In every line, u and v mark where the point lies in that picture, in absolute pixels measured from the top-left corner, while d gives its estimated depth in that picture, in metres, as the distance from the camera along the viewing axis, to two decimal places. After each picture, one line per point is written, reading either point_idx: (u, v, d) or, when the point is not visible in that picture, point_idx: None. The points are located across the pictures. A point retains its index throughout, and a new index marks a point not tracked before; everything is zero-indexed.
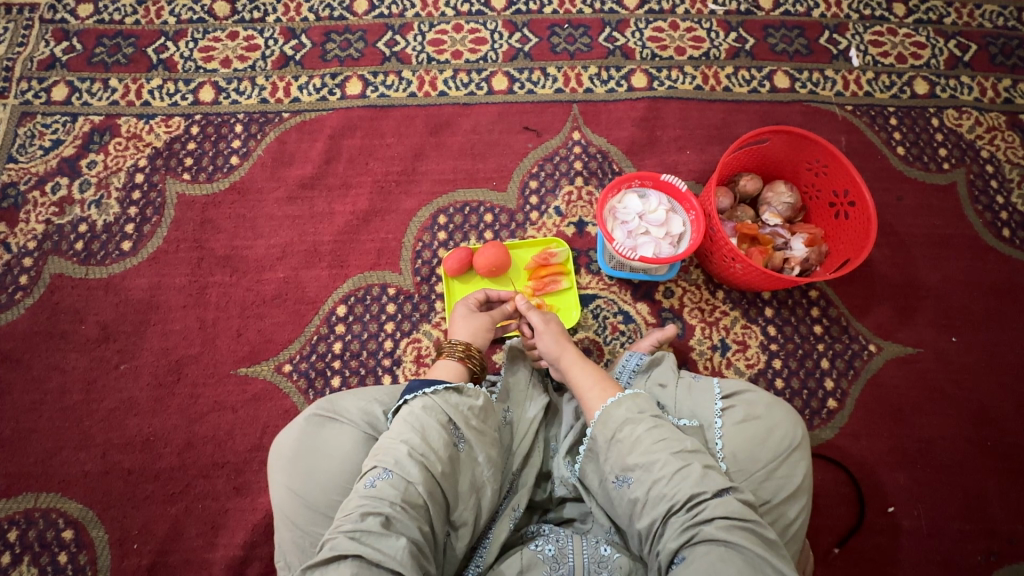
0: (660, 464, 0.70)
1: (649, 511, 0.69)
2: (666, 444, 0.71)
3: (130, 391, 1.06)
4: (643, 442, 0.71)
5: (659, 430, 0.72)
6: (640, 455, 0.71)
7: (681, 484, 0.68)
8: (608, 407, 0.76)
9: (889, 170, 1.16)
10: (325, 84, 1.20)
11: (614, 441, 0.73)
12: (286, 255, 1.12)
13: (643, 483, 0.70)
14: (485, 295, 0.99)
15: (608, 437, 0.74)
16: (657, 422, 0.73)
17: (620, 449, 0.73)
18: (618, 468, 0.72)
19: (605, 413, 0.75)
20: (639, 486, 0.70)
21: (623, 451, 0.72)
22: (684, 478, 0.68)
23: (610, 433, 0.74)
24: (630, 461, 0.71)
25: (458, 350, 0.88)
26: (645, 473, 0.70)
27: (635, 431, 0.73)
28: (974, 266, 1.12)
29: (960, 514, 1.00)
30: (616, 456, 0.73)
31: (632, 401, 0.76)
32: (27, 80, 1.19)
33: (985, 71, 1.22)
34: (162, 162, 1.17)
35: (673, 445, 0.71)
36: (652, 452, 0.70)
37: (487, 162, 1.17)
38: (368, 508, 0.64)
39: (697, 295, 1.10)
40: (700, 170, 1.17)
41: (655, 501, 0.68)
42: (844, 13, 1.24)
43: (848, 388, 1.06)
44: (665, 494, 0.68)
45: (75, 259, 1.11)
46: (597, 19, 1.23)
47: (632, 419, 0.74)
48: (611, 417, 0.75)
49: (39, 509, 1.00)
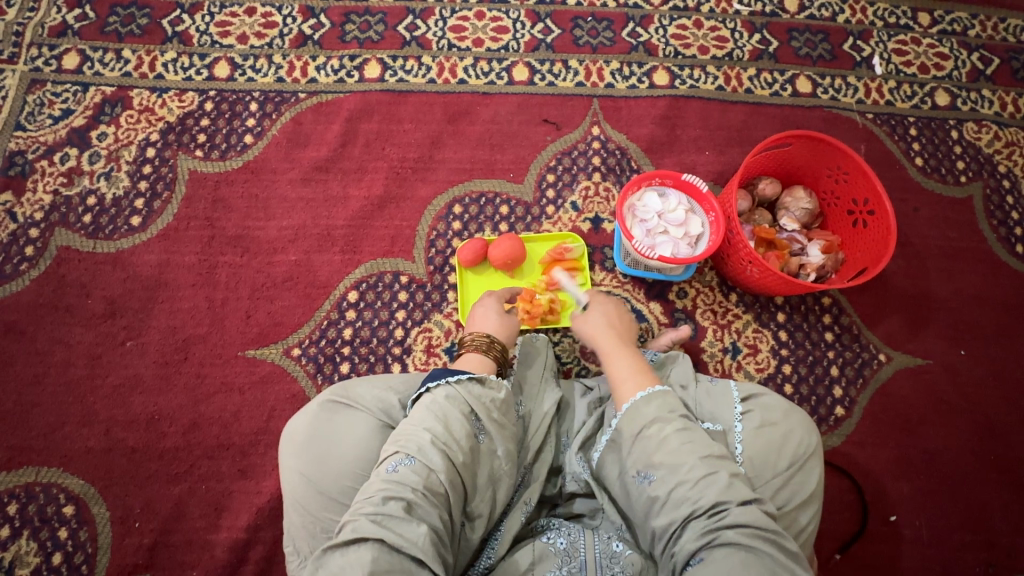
0: (685, 467, 0.69)
1: (669, 511, 0.69)
2: (693, 447, 0.71)
3: (136, 368, 1.05)
4: (669, 441, 0.72)
5: (686, 432, 0.72)
6: (665, 455, 0.71)
7: (705, 489, 0.67)
8: (637, 402, 0.76)
9: (907, 181, 1.16)
10: (343, 65, 1.18)
11: (640, 436, 0.74)
12: (299, 238, 1.11)
13: (666, 483, 0.70)
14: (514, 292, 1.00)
15: (634, 432, 0.74)
16: (686, 424, 0.73)
17: (645, 446, 0.73)
18: (641, 464, 0.72)
19: (633, 408, 0.76)
20: (661, 485, 0.70)
21: (649, 449, 0.72)
22: (709, 484, 0.68)
23: (636, 429, 0.74)
24: (654, 459, 0.72)
25: (492, 348, 0.87)
26: (670, 473, 0.70)
27: (663, 430, 0.73)
28: (987, 281, 1.12)
29: (961, 525, 1.01)
30: (639, 452, 0.73)
31: (663, 399, 0.76)
32: (37, 47, 1.17)
33: (1006, 86, 1.22)
34: (175, 137, 1.15)
35: (701, 450, 0.71)
36: (679, 454, 0.71)
37: (506, 153, 1.16)
38: (390, 492, 0.63)
39: (710, 297, 1.10)
40: (719, 171, 1.16)
41: (677, 502, 0.68)
42: (869, 20, 1.24)
43: (856, 396, 1.06)
44: (688, 496, 0.68)
45: (83, 233, 1.10)
46: (621, 14, 1.22)
47: (660, 418, 0.74)
48: (639, 412, 0.75)
49: (39, 484, 0.99)
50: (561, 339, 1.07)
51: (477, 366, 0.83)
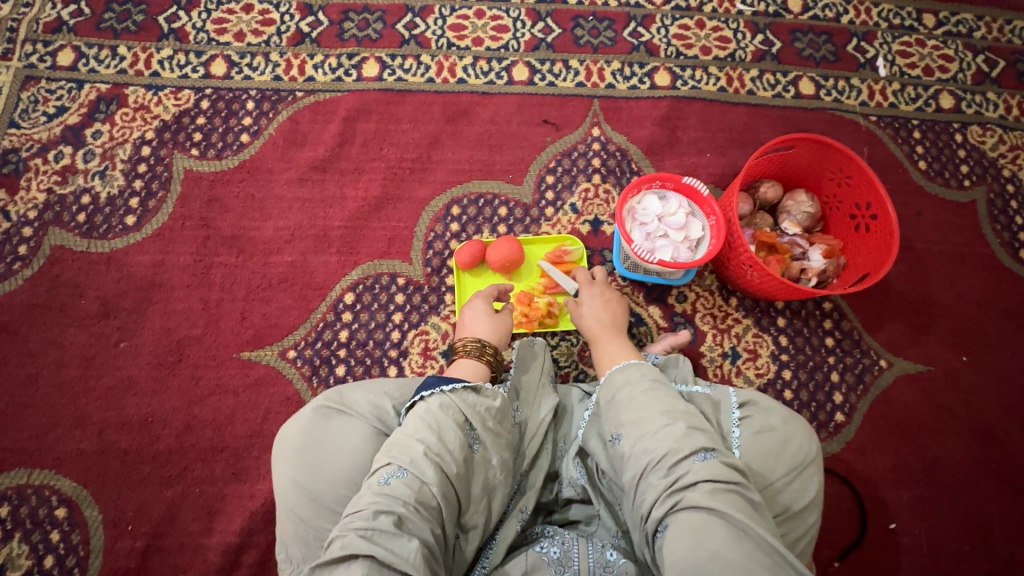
0: (647, 422, 0.71)
1: (632, 465, 0.70)
2: (657, 404, 0.73)
3: (130, 369, 1.04)
4: (637, 401, 0.74)
5: (653, 392, 0.75)
6: (632, 413, 0.73)
7: (661, 440, 0.69)
8: (613, 372, 0.80)
9: (910, 184, 1.15)
10: (341, 64, 1.17)
11: (612, 401, 0.77)
12: (295, 239, 1.10)
13: (630, 439, 0.71)
14: (502, 289, 0.98)
15: (609, 398, 0.77)
16: (655, 385, 0.76)
17: (615, 408, 0.75)
18: (613, 426, 0.75)
19: (610, 377, 0.79)
20: (626, 441, 0.72)
21: (618, 411, 0.75)
22: (666, 436, 0.69)
23: (610, 394, 0.77)
24: (623, 418, 0.74)
25: (484, 352, 0.86)
26: (633, 429, 0.72)
27: (632, 392, 0.75)
28: (989, 287, 1.11)
29: (961, 534, 1.00)
30: (613, 414, 0.76)
31: (637, 367, 0.79)
32: (32, 43, 1.15)
33: (1011, 89, 1.20)
34: (170, 135, 1.13)
35: (664, 405, 0.72)
36: (642, 411, 0.73)
37: (505, 154, 1.14)
38: (380, 506, 0.62)
39: (710, 301, 1.09)
40: (720, 174, 1.15)
41: (638, 455, 0.70)
42: (874, 21, 1.22)
43: (857, 402, 1.05)
44: (647, 448, 0.69)
45: (77, 232, 1.08)
46: (623, 13, 1.20)
47: (632, 381, 0.77)
48: (614, 380, 0.79)
49: (31, 486, 0.98)
50: (559, 342, 1.06)
51: (471, 372, 0.83)
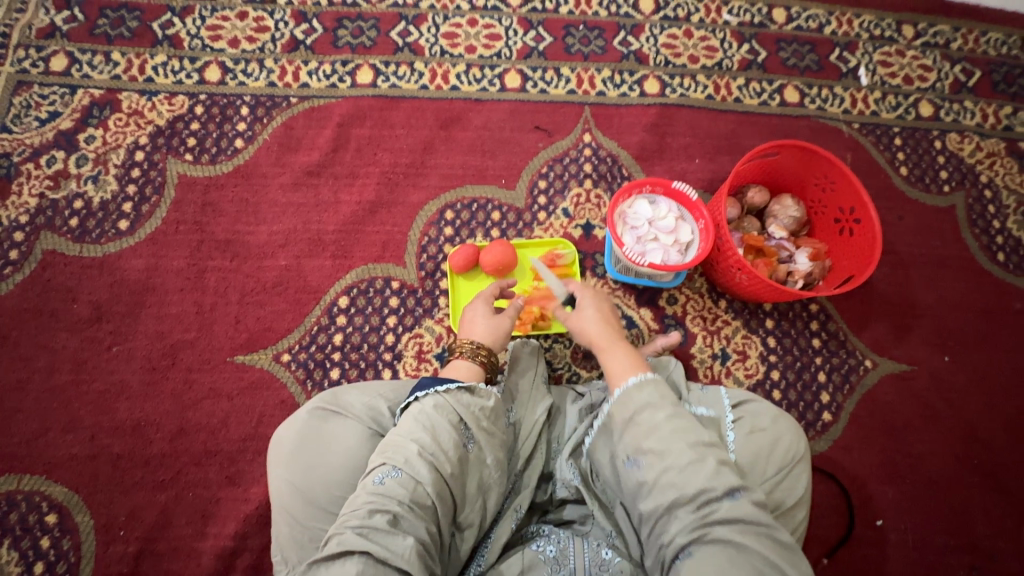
0: (673, 454, 0.70)
1: (656, 496, 0.69)
2: (683, 435, 0.71)
3: (123, 373, 1.03)
4: (660, 429, 0.72)
5: (677, 420, 0.73)
6: (655, 441, 0.72)
7: (692, 477, 0.68)
8: (630, 390, 0.77)
9: (892, 189, 1.18)
10: (336, 70, 1.18)
11: (631, 423, 0.75)
12: (288, 243, 1.10)
13: (654, 468, 0.70)
14: (503, 287, 0.99)
15: (625, 418, 0.75)
16: (677, 412, 0.74)
17: (635, 432, 0.73)
18: (631, 449, 0.73)
19: (627, 394, 0.77)
20: (649, 470, 0.70)
21: (638, 435, 0.73)
22: (696, 473, 0.68)
23: (628, 414, 0.75)
24: (644, 445, 0.72)
25: (479, 353, 0.86)
26: (659, 459, 0.70)
27: (654, 417, 0.74)
28: (969, 289, 1.14)
29: (946, 528, 1.03)
30: (630, 438, 0.74)
31: (655, 386, 0.77)
32: (24, 48, 1.15)
33: (987, 97, 1.24)
34: (164, 141, 1.14)
35: (691, 438, 0.71)
36: (669, 442, 0.71)
37: (497, 159, 1.16)
38: (376, 505, 0.63)
39: (700, 304, 1.11)
40: (708, 179, 1.18)
41: (663, 489, 0.69)
42: (855, 32, 1.26)
43: (843, 402, 1.08)
44: (674, 483, 0.68)
45: (69, 236, 1.08)
46: (613, 22, 1.23)
47: (652, 405, 0.75)
48: (633, 399, 0.76)
49: (21, 491, 0.97)
50: (552, 345, 1.07)
51: (465, 373, 0.84)
